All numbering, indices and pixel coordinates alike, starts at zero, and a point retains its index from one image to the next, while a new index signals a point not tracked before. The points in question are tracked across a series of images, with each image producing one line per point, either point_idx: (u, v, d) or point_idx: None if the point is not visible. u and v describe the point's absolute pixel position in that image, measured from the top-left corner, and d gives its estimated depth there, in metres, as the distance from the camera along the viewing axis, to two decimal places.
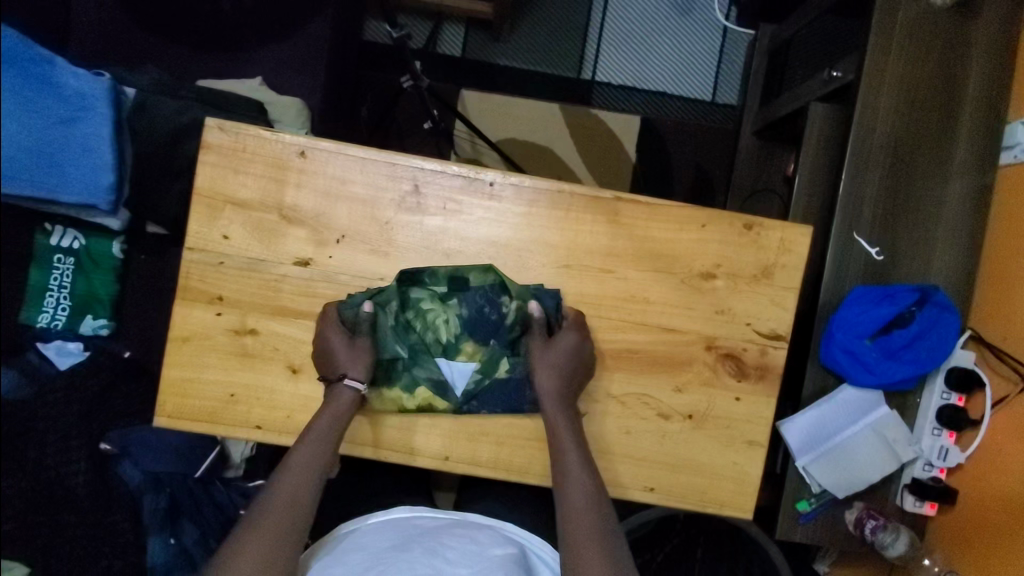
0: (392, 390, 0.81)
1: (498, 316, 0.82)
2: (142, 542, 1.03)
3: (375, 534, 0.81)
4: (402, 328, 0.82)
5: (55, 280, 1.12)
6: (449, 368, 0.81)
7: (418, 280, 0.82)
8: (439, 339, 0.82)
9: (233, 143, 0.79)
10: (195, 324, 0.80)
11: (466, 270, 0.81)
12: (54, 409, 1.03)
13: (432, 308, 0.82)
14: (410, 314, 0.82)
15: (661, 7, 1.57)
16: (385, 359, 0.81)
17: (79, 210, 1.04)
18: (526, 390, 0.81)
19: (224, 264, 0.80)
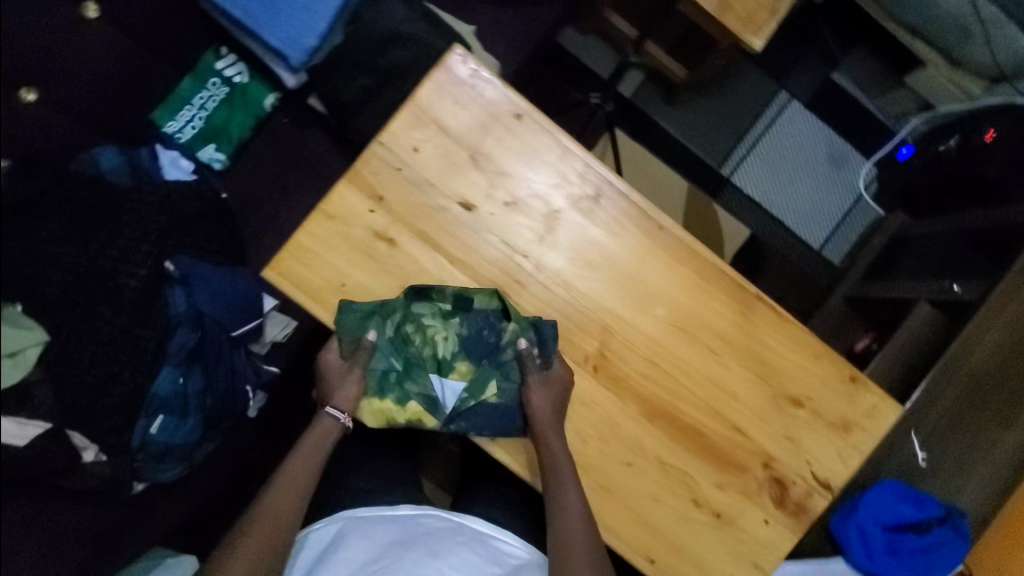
0: (381, 401, 0.83)
1: (496, 344, 0.84)
2: (156, 367, 1.05)
3: (383, 526, 0.93)
4: (400, 339, 0.84)
5: (200, 100, 1.18)
6: (438, 383, 0.83)
7: (424, 295, 0.83)
8: (435, 354, 0.84)
9: (466, 76, 0.83)
10: (345, 209, 0.82)
11: (471, 292, 0.83)
12: (143, 207, 1.08)
13: (433, 324, 0.84)
14: (410, 327, 0.83)
15: (818, 150, 1.65)
16: (378, 368, 0.83)
17: (268, 55, 1.08)
18: (515, 415, 0.83)
19: (400, 172, 0.83)
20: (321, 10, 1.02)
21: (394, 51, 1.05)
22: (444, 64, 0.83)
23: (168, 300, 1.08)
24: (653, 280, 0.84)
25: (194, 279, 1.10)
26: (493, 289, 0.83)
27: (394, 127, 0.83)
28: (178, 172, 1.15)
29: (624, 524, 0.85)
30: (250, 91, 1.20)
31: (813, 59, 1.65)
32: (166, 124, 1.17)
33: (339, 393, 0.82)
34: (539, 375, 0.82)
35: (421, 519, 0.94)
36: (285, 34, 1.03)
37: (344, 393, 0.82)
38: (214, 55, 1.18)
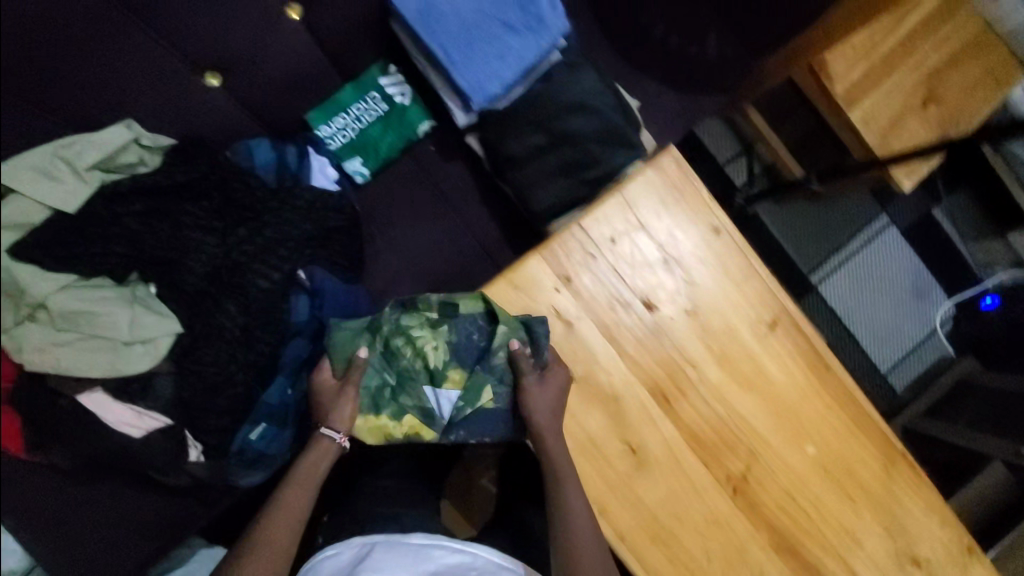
0: (377, 416, 0.96)
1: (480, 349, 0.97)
2: (268, 374, 1.03)
3: (393, 556, 0.84)
4: (391, 353, 0.97)
5: (355, 111, 1.15)
6: (433, 394, 0.97)
7: (412, 308, 0.99)
8: (427, 364, 0.97)
9: (678, 180, 0.84)
10: (533, 283, 0.83)
11: (456, 302, 0.98)
12: (288, 210, 1.05)
13: (420, 334, 0.97)
14: (402, 340, 0.97)
15: (905, 278, 1.69)
16: (376, 385, 0.97)
17: (446, 90, 1.08)
18: (501, 419, 0.98)
19: (594, 258, 0.83)
20: (514, 63, 1.03)
21: (576, 118, 1.05)
22: (655, 162, 0.84)
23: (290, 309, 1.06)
24: (808, 414, 0.85)
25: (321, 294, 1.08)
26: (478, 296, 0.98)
27: (597, 212, 0.83)
28: (325, 182, 1.13)
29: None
30: (407, 114, 1.18)
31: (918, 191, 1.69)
32: (319, 128, 1.14)
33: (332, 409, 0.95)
34: (537, 375, 0.79)
35: (430, 550, 0.86)
36: (474, 78, 1.02)
37: (339, 411, 0.95)
38: (381, 70, 1.15)
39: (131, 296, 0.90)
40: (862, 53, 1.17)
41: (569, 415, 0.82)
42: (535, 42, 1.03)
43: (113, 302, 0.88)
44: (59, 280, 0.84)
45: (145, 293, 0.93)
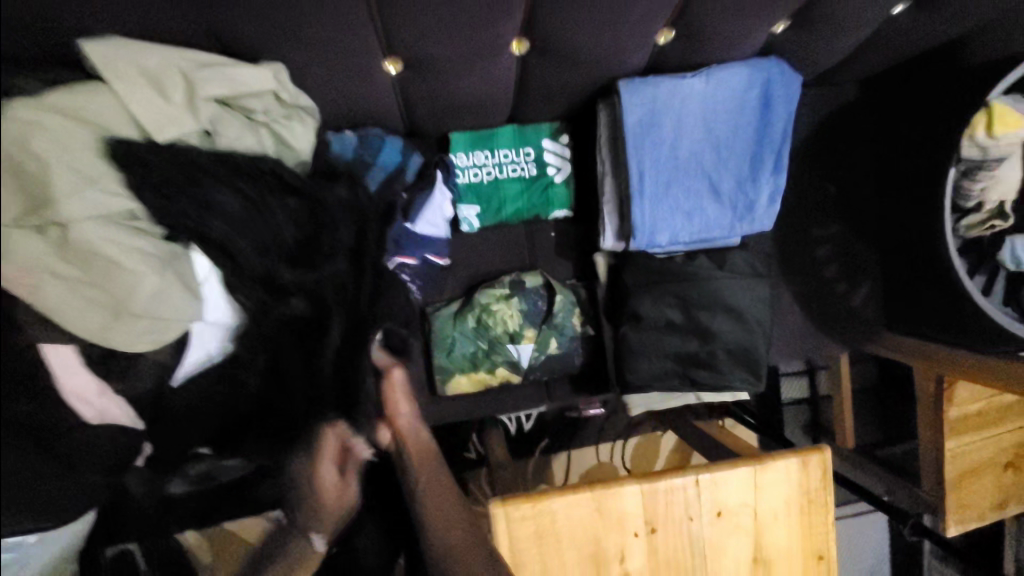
0: (476, 372, 1.02)
1: (545, 314, 1.03)
2: None
3: None
4: (480, 324, 1.02)
5: (502, 157, 0.99)
6: (514, 351, 1.02)
7: (488, 288, 1.03)
8: (505, 330, 1.02)
9: (817, 486, 0.73)
10: (612, 505, 0.69)
11: (523, 277, 1.04)
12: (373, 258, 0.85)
13: (499, 306, 1.01)
14: (483, 314, 1.01)
15: (868, 565, 1.63)
16: (467, 356, 1.02)
17: (610, 204, 0.93)
18: (575, 357, 1.05)
19: (688, 523, 0.70)
20: (695, 223, 0.90)
21: (720, 317, 0.92)
22: (805, 456, 0.72)
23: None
24: None
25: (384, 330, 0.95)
26: (538, 270, 1.06)
27: (727, 482, 0.71)
28: (435, 221, 0.97)
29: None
30: (551, 191, 1.02)
31: None
32: (455, 153, 0.98)
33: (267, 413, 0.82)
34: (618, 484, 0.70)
35: None
36: (651, 217, 0.89)
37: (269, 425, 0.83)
38: (552, 132, 1.00)
39: (167, 258, 0.70)
40: (979, 396, 1.13)
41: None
42: (731, 217, 0.90)
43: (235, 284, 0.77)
44: (88, 172, 0.62)
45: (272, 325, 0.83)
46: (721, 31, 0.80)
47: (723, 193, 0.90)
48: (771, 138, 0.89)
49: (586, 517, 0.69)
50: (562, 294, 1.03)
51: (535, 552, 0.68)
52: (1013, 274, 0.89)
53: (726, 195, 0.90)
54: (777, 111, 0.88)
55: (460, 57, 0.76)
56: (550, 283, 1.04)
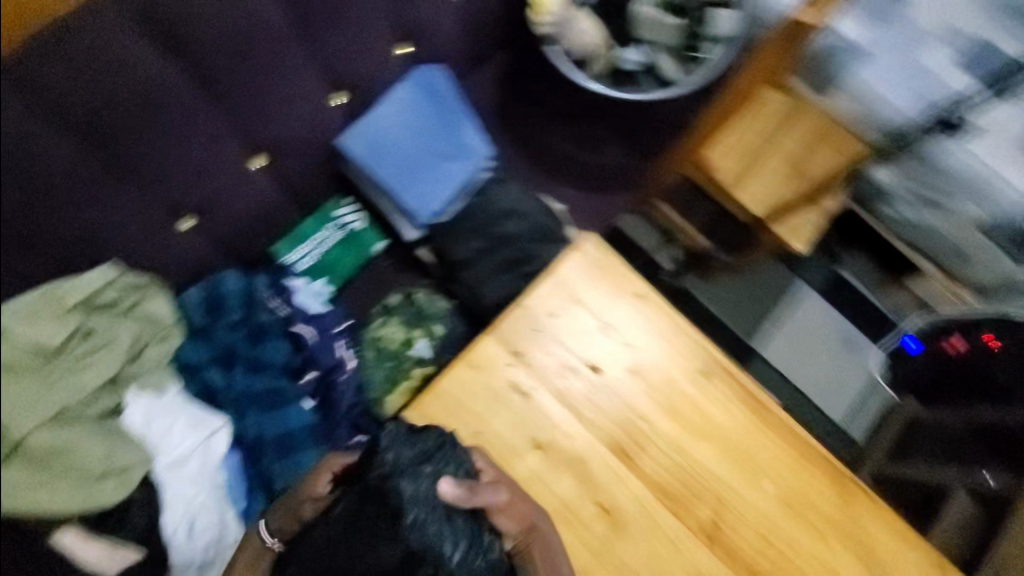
0: (400, 383, 1.26)
1: (418, 313, 1.30)
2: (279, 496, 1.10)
3: None
4: (377, 350, 1.27)
5: (318, 239, 1.31)
6: (414, 350, 1.27)
7: (369, 324, 1.30)
8: (398, 341, 1.27)
9: (603, 257, 0.96)
10: (483, 360, 0.91)
11: (387, 301, 1.32)
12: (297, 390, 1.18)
13: (382, 329, 1.28)
14: (376, 343, 1.28)
15: (831, 334, 1.82)
16: (387, 377, 1.26)
17: (393, 211, 1.27)
18: (457, 325, 1.30)
19: (536, 333, 0.93)
20: (445, 181, 1.24)
21: (507, 222, 1.25)
22: (579, 245, 0.96)
23: (286, 414, 1.14)
24: (757, 451, 0.91)
25: (332, 388, 1.20)
26: (394, 291, 1.34)
27: (542, 293, 0.94)
28: (309, 298, 1.25)
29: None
30: (363, 237, 1.34)
31: (821, 257, 1.89)
32: (283, 259, 1.29)
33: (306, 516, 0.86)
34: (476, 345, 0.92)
35: None
36: (416, 197, 1.23)
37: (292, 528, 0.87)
38: (336, 203, 1.35)
39: (106, 428, 0.96)
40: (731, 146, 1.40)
41: (542, 483, 0.87)
42: (463, 161, 1.26)
43: (178, 422, 1.05)
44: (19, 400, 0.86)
45: (222, 443, 1.08)
46: (363, 73, 1.21)
47: (448, 151, 1.25)
48: (449, 105, 1.27)
49: (470, 378, 0.90)
50: (419, 293, 1.31)
51: (453, 421, 0.88)
52: (648, 70, 1.25)
53: (450, 151, 1.26)
54: (442, 92, 1.27)
55: (221, 188, 1.12)
56: (406, 291, 1.32)
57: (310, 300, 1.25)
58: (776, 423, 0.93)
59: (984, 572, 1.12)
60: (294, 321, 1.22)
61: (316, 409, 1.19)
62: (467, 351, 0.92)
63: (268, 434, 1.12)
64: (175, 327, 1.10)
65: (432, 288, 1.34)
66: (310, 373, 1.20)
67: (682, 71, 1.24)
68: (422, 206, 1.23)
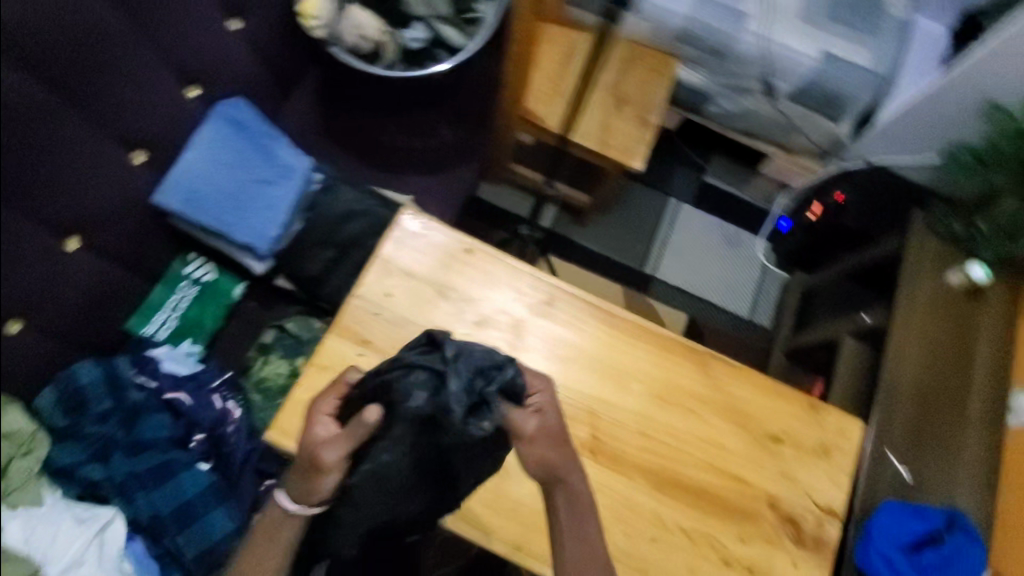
0: None
1: (297, 340, 1.28)
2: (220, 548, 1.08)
3: None
4: (265, 391, 1.25)
5: (172, 301, 1.27)
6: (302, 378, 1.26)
7: (251, 367, 1.27)
8: (283, 375, 1.25)
9: (420, 229, 1.00)
10: (335, 358, 0.91)
11: (262, 339, 1.29)
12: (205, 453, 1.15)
13: (264, 369, 1.26)
14: (262, 385, 1.26)
15: (715, 237, 1.90)
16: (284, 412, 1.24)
17: (233, 250, 1.24)
18: None
19: (379, 316, 0.94)
20: (275, 206, 1.23)
21: (349, 225, 1.25)
22: (398, 224, 1.00)
23: (181, 482, 1.09)
24: (618, 358, 0.95)
25: (223, 442, 1.17)
26: (267, 327, 1.31)
27: (374, 279, 0.96)
28: (176, 364, 1.20)
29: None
30: (220, 284, 1.30)
31: (686, 170, 1.95)
32: (141, 332, 1.24)
33: (335, 471, 0.68)
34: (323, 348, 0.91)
35: None
36: (248, 229, 1.20)
37: (325, 483, 0.69)
38: (182, 261, 1.30)
39: None
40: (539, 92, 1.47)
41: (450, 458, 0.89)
42: (286, 181, 1.24)
43: (61, 526, 0.99)
44: None
45: (118, 534, 1.03)
46: (158, 124, 1.18)
47: (266, 175, 1.23)
48: (255, 131, 1.24)
49: (323, 380, 0.89)
50: (292, 321, 1.29)
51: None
52: (434, 41, 1.29)
53: (269, 174, 1.24)
54: (245, 120, 1.24)
55: (42, 280, 1.04)
56: (278, 324, 1.29)
57: (178, 362, 1.20)
58: (626, 326, 0.97)
59: (876, 398, 1.22)
60: (164, 391, 1.16)
61: (213, 469, 1.14)
62: (318, 353, 0.91)
63: (166, 508, 1.07)
64: (37, 435, 1.03)
65: (303, 312, 1.32)
66: (197, 436, 1.16)
67: (463, 37, 1.29)
68: (256, 236, 1.20)
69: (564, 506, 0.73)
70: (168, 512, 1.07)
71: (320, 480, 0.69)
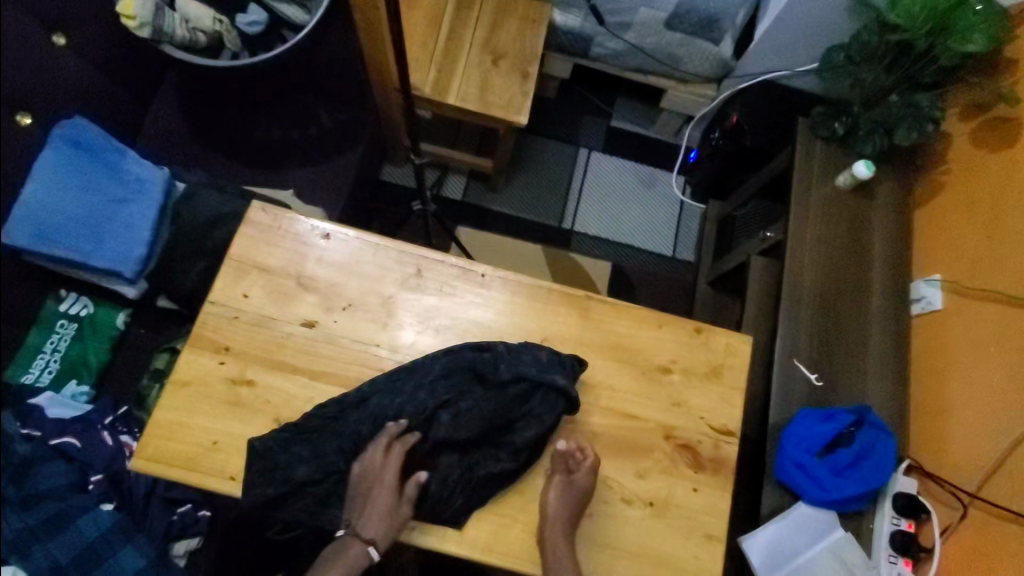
0: None
1: None
2: None
3: None
4: None
5: (50, 343, 1.19)
6: None
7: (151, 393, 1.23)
8: None
9: (271, 221, 0.94)
10: (198, 371, 0.87)
11: (156, 365, 1.24)
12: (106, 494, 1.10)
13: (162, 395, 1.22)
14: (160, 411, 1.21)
15: (630, 179, 1.87)
16: None
17: (100, 278, 1.16)
18: None
19: (239, 319, 0.89)
20: (137, 225, 1.15)
21: (220, 231, 1.19)
22: (248, 219, 0.94)
23: (79, 528, 1.04)
24: (497, 317, 0.93)
25: (124, 479, 1.13)
26: (160, 352, 1.26)
27: (228, 283, 0.91)
28: (64, 406, 1.15)
29: (584, 556, 0.84)
30: (101, 317, 1.23)
31: (590, 117, 1.90)
32: (22, 379, 1.16)
33: (390, 488, 0.81)
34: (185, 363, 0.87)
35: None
36: (109, 254, 1.12)
37: (380, 510, 0.80)
38: (56, 299, 1.21)
39: None
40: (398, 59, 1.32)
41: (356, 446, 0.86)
42: (143, 196, 1.17)
43: None
44: None
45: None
46: None
47: (119, 193, 1.15)
48: (101, 150, 1.16)
49: (188, 398, 0.86)
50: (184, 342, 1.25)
51: (179, 447, 0.84)
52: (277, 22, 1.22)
53: (123, 192, 1.16)
54: (88, 140, 1.15)
55: None
56: (170, 348, 1.24)
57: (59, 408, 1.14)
58: (503, 283, 0.95)
59: (779, 307, 1.25)
60: (50, 437, 1.10)
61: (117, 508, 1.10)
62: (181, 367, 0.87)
63: (65, 557, 1.02)
64: None
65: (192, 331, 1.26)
66: (94, 476, 1.11)
67: (306, 11, 1.22)
68: (118, 259, 1.13)
69: (554, 535, 0.79)
70: (71, 561, 1.02)
71: (376, 505, 0.81)
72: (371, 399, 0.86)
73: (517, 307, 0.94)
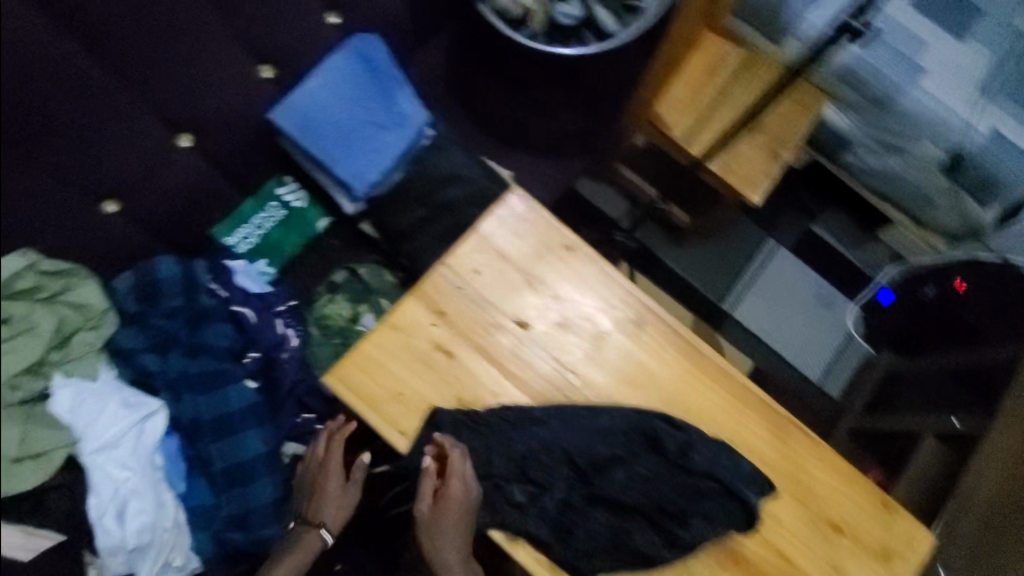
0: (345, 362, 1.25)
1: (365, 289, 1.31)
2: (250, 469, 1.10)
3: None
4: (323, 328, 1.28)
5: (256, 218, 1.26)
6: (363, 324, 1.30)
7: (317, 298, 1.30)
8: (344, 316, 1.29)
9: (526, 212, 0.95)
10: (411, 321, 0.89)
11: (333, 277, 1.32)
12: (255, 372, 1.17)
13: (327, 304, 1.29)
14: (321, 319, 1.29)
15: (810, 293, 1.76)
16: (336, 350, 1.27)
17: (331, 185, 1.22)
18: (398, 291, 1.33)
19: (462, 290, 0.91)
20: (384, 152, 1.20)
21: (449, 189, 1.24)
22: (504, 202, 0.94)
23: (224, 395, 1.11)
24: (695, 399, 0.92)
25: (275, 365, 1.19)
26: (339, 268, 1.34)
27: (463, 253, 0.93)
28: (250, 280, 1.22)
29: None
30: (304, 214, 1.29)
31: (793, 214, 1.83)
32: (223, 239, 1.24)
33: None
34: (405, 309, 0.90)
35: None
36: (351, 169, 1.18)
37: (331, 498, 1.07)
38: (276, 181, 1.28)
39: (24, 415, 0.94)
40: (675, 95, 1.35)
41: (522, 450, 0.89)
42: (398, 129, 1.22)
43: (108, 405, 1.01)
44: None
45: (157, 426, 1.05)
46: (287, 42, 1.15)
47: (382, 118, 1.21)
48: (383, 72, 1.21)
49: (395, 341, 0.89)
50: (365, 268, 1.32)
51: (369, 383, 0.87)
52: (587, 24, 1.25)
53: (385, 118, 1.21)
54: (376, 60, 1.20)
55: (142, 168, 1.06)
56: (351, 267, 1.33)
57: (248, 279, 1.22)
58: (712, 368, 0.93)
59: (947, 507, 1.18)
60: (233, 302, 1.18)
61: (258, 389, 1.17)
62: (398, 312, 0.90)
63: (205, 413, 1.09)
64: (107, 315, 1.06)
65: (376, 261, 1.34)
66: (252, 353, 1.18)
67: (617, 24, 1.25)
68: (357, 176, 1.18)
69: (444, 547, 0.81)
70: (209, 420, 1.09)
71: (327, 495, 1.07)
72: (550, 423, 0.86)
73: (717, 397, 0.92)
